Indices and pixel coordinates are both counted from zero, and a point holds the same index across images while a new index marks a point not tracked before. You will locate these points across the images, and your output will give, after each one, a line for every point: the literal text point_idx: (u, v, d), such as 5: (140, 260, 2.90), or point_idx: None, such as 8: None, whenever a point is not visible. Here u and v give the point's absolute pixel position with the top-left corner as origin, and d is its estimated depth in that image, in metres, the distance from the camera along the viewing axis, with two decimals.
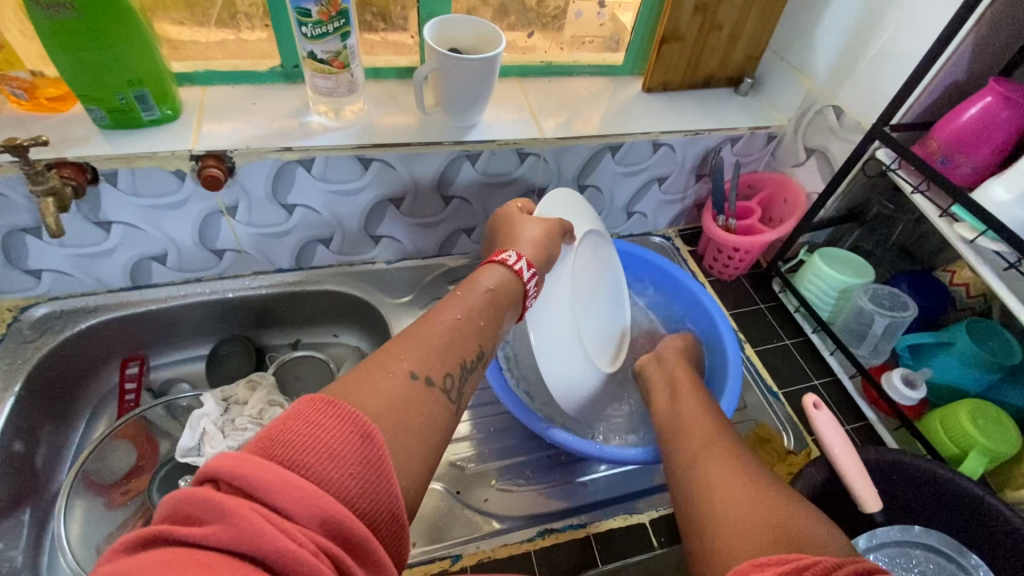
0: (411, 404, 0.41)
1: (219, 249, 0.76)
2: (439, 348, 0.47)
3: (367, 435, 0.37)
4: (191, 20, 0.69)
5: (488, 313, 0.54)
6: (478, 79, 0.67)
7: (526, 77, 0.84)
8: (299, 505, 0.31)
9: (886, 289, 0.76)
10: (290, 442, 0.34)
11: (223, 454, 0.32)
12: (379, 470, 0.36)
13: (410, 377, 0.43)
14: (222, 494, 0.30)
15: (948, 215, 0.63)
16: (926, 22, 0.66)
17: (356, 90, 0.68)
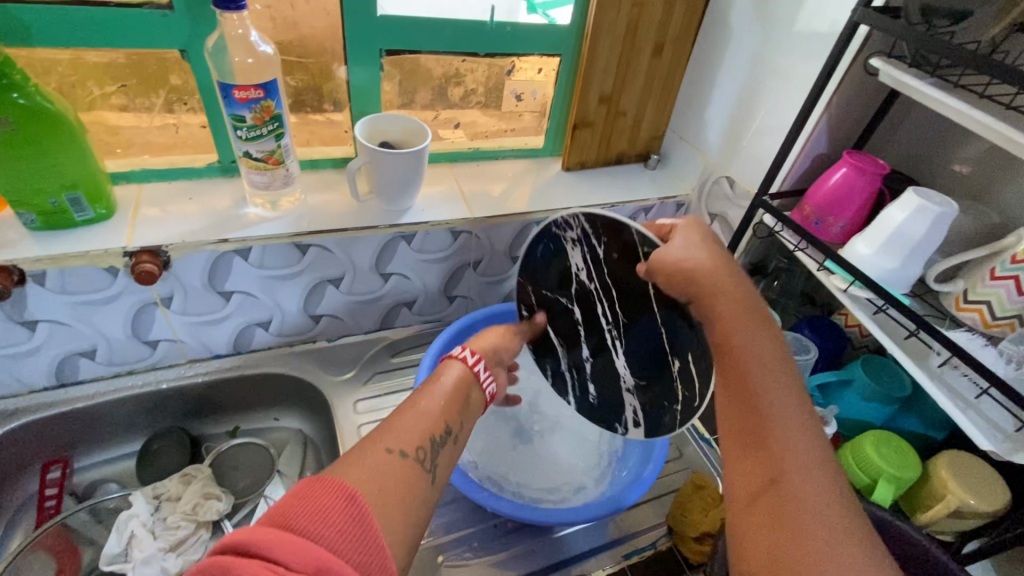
0: (383, 476, 0.42)
1: (153, 340, 0.75)
2: (406, 422, 0.48)
3: (351, 497, 0.39)
4: (134, 118, 0.72)
5: (454, 401, 0.54)
6: (410, 168, 0.73)
7: (456, 161, 0.91)
8: (299, 560, 0.33)
9: (791, 335, 0.84)
10: (284, 511, 0.36)
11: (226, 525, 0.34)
12: (366, 526, 0.38)
13: (385, 453, 0.44)
14: (226, 559, 0.32)
15: (825, 269, 0.72)
16: (787, 108, 0.79)
17: (292, 182, 0.73)
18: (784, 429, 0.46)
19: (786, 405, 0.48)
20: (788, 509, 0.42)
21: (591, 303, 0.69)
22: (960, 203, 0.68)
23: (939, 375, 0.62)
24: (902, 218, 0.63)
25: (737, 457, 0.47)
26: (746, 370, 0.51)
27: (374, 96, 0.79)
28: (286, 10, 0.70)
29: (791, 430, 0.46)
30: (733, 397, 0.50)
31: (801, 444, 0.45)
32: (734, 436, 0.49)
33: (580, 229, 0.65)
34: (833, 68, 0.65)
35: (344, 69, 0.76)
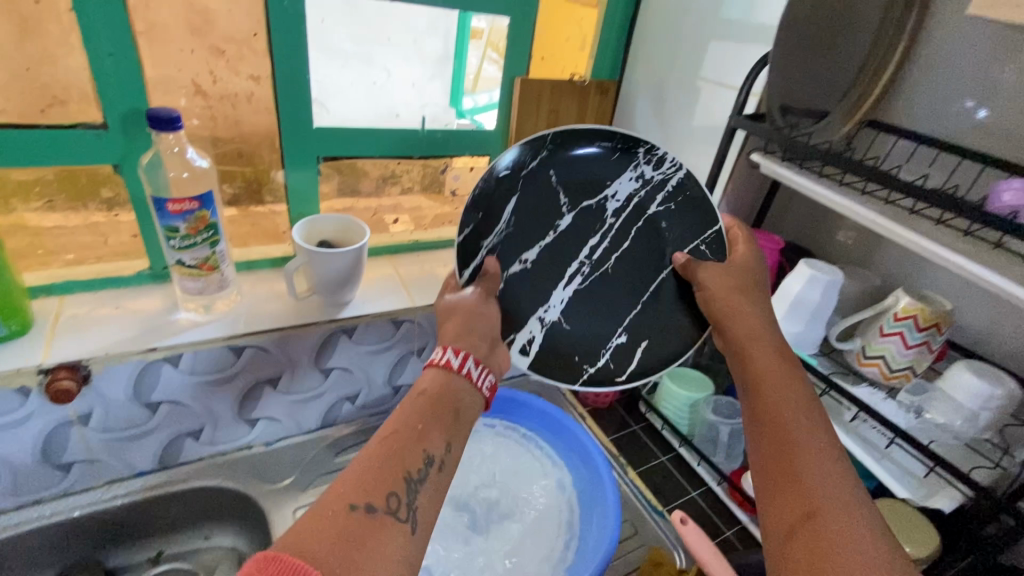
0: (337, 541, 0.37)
1: (66, 463, 0.69)
2: (376, 466, 0.42)
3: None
4: (59, 218, 0.70)
5: (439, 412, 0.48)
6: (350, 265, 0.75)
7: (396, 254, 0.95)
8: None
9: (726, 399, 0.88)
10: None
11: None
12: None
13: (346, 510, 0.39)
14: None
15: None
16: None
17: (227, 286, 0.73)
18: (813, 460, 0.45)
19: (812, 435, 0.47)
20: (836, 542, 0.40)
21: (589, 229, 0.66)
22: (848, 270, 0.78)
23: (853, 429, 0.68)
24: (799, 286, 0.71)
25: (771, 489, 0.46)
26: (766, 402, 0.50)
27: (312, 198, 0.82)
28: (229, 110, 0.73)
29: (822, 460, 0.45)
30: (758, 425, 0.50)
31: (834, 474, 0.44)
32: (764, 468, 0.47)
33: (666, 177, 0.64)
34: (721, 161, 0.75)
35: (282, 174, 0.79)
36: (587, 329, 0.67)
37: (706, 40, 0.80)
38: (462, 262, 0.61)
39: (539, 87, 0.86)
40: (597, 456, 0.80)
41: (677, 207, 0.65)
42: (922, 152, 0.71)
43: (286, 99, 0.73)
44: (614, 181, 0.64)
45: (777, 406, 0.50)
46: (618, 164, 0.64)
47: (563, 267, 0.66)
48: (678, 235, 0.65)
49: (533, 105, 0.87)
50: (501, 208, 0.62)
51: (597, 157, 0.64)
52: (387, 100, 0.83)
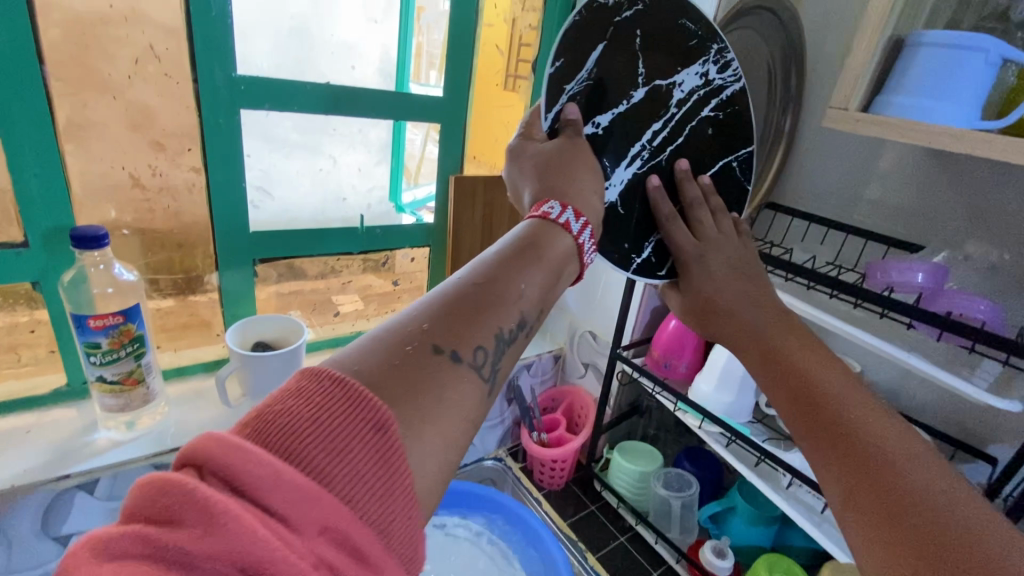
0: (413, 380, 0.30)
1: None
2: (464, 308, 0.34)
3: (382, 427, 0.27)
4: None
5: (538, 264, 0.39)
6: (288, 366, 0.74)
7: (338, 344, 0.96)
8: (295, 508, 0.23)
9: (674, 471, 0.89)
10: (287, 432, 0.25)
11: (203, 436, 0.24)
12: (390, 471, 0.27)
13: (430, 352, 0.31)
14: (200, 488, 0.22)
15: (680, 409, 0.82)
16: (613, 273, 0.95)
17: (153, 398, 0.70)
18: (851, 408, 0.42)
19: (841, 385, 0.45)
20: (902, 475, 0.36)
21: (657, 111, 0.60)
22: None
23: (792, 495, 0.70)
24: (724, 357, 0.75)
25: (820, 447, 0.42)
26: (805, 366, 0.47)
27: (247, 298, 0.82)
28: (169, 201, 0.72)
29: (859, 405, 0.42)
30: (787, 395, 0.47)
31: (874, 415, 0.41)
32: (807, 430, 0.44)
33: (726, 83, 0.61)
34: None
35: (216, 275, 0.78)
36: (643, 215, 0.61)
37: None
38: (546, 105, 0.55)
39: (474, 184, 0.92)
40: (551, 543, 0.78)
41: (726, 114, 0.63)
42: (814, 229, 0.76)
43: (221, 207, 0.74)
44: (677, 75, 0.60)
45: (800, 369, 0.48)
46: (690, 52, 0.60)
47: (625, 148, 0.59)
48: (722, 146, 0.64)
49: (469, 200, 0.92)
50: (579, 61, 0.55)
51: (672, 36, 0.59)
52: (333, 184, 0.85)
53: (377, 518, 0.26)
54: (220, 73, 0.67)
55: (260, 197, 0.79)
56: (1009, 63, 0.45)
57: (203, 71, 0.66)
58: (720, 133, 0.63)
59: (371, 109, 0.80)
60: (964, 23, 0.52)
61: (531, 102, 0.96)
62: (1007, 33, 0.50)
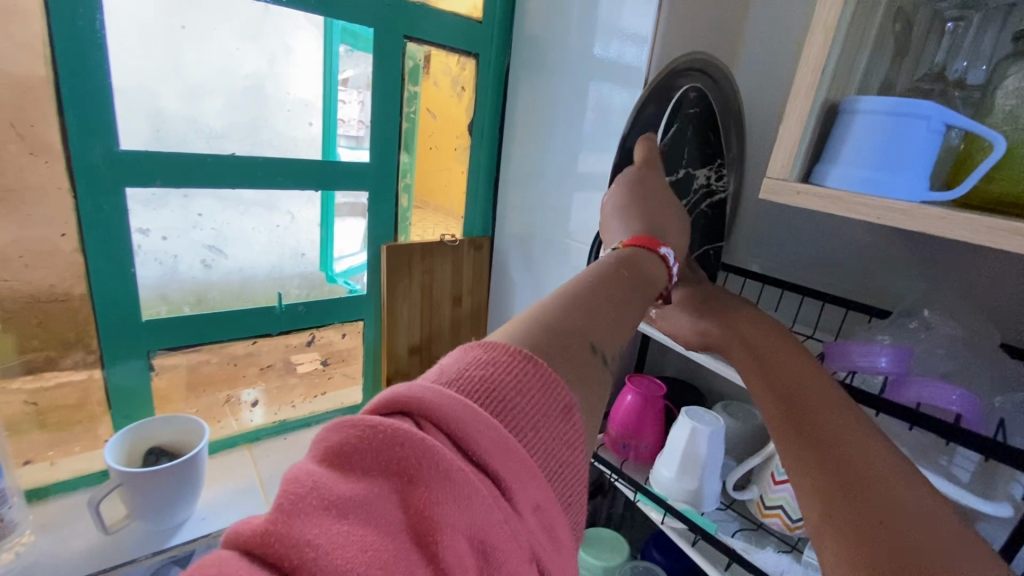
0: (581, 371, 0.34)
1: None
2: (595, 312, 0.39)
3: (568, 410, 0.32)
4: None
5: (638, 284, 0.46)
6: (187, 475, 0.64)
7: (258, 441, 0.84)
8: (517, 480, 0.27)
9: (643, 564, 0.79)
10: (500, 397, 0.29)
11: (430, 391, 0.27)
12: (573, 452, 0.31)
13: (588, 347, 0.36)
14: (431, 444, 0.25)
15: (640, 498, 0.73)
16: None
17: (11, 531, 0.58)
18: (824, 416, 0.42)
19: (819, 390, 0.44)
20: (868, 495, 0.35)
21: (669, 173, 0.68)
22: (733, 408, 0.77)
23: None
24: (682, 441, 0.67)
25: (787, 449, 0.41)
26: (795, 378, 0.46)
27: (144, 395, 0.71)
28: (38, 297, 0.62)
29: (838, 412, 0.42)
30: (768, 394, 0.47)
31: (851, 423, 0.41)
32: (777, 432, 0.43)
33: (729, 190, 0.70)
34: None
35: (102, 372, 0.68)
36: None
37: (571, 193, 0.79)
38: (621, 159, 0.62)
39: (409, 252, 0.85)
40: None
41: (711, 216, 0.72)
42: (769, 290, 0.71)
43: (106, 295, 0.65)
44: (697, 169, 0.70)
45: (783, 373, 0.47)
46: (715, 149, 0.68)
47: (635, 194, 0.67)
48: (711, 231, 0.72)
49: (404, 269, 0.85)
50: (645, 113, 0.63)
51: (710, 131, 0.67)
52: (290, 242, 0.80)
53: (556, 495, 0.30)
54: (100, 149, 0.60)
55: (213, 255, 0.73)
56: (954, 128, 0.41)
57: (78, 148, 0.59)
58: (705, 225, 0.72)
59: (287, 178, 0.73)
60: (899, 84, 0.49)
61: (471, 166, 0.91)
62: (944, 93, 0.46)
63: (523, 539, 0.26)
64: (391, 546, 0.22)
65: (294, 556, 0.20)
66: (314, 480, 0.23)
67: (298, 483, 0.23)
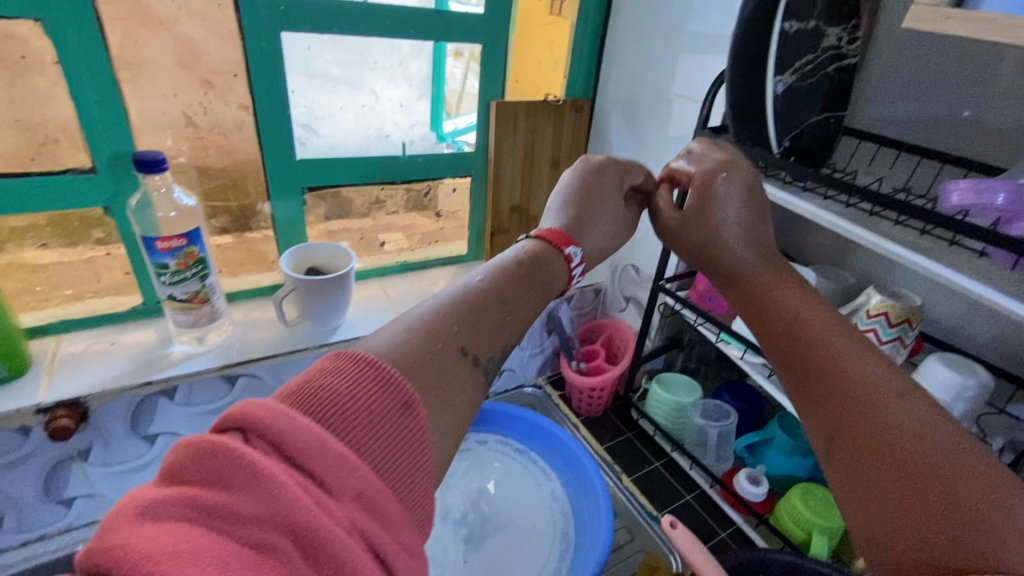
0: (444, 379, 0.36)
1: (68, 498, 0.71)
2: (479, 317, 0.40)
3: (409, 406, 0.33)
4: (52, 258, 0.72)
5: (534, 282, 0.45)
6: (335, 289, 0.77)
7: (386, 276, 0.98)
8: (342, 476, 0.28)
9: (713, 402, 0.89)
10: (331, 403, 0.31)
11: (251, 401, 0.29)
12: (417, 445, 0.33)
13: (457, 353, 0.38)
14: (251, 453, 0.26)
15: (722, 339, 0.80)
16: None
17: (219, 316, 0.75)
18: (850, 378, 0.38)
19: (830, 333, 0.42)
20: (885, 442, 0.35)
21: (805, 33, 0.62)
22: (824, 270, 0.79)
23: None
24: None
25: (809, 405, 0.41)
26: (792, 338, 0.43)
27: (299, 226, 0.85)
28: (219, 139, 0.75)
29: (857, 369, 0.39)
30: (783, 362, 0.43)
31: (874, 384, 0.38)
32: (798, 398, 0.42)
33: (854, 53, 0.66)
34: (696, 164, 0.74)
35: (268, 204, 0.82)
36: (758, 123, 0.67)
37: (677, 54, 0.80)
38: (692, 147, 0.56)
39: (515, 110, 0.89)
40: (588, 464, 0.82)
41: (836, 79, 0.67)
42: (884, 152, 0.71)
43: (268, 135, 0.76)
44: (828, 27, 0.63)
45: (793, 328, 0.43)
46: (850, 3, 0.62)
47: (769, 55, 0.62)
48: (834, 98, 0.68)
49: (510, 128, 0.89)
50: None
51: None
52: (376, 121, 0.86)
53: (394, 486, 0.31)
54: None
55: (306, 134, 0.81)
56: None
57: None
58: (829, 92, 0.67)
59: (409, 29, 0.78)
60: None
61: (577, 17, 0.90)
62: None
63: (345, 522, 0.27)
64: (211, 532, 0.24)
65: (106, 559, 0.22)
66: (138, 496, 0.25)
67: (129, 498, 0.25)
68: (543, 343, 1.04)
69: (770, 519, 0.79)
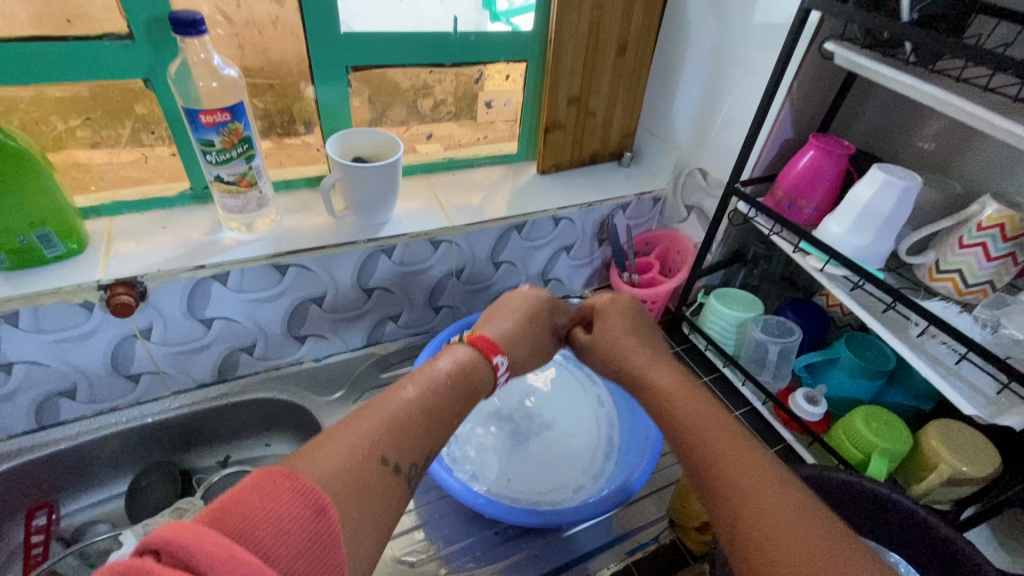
0: (366, 489, 0.39)
1: (134, 374, 0.74)
2: (397, 429, 0.44)
3: (325, 513, 0.36)
4: (105, 154, 0.72)
5: (450, 394, 0.50)
6: (383, 182, 0.73)
7: (432, 173, 0.92)
8: None
9: (775, 319, 0.84)
10: (243, 517, 0.32)
11: (163, 528, 0.30)
12: (330, 550, 0.35)
13: (379, 462, 0.41)
14: (160, 569, 0.27)
15: (800, 251, 0.73)
16: (738, 96, 0.81)
17: (266, 203, 0.73)
18: (731, 465, 0.46)
19: (710, 419, 0.51)
20: (742, 505, 0.43)
21: None
22: (927, 176, 0.70)
23: (919, 345, 0.63)
24: (868, 194, 0.65)
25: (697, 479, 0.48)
26: (686, 424, 0.52)
27: (345, 112, 0.80)
28: (258, 6, 0.69)
29: (734, 454, 0.47)
30: (685, 458, 0.50)
31: (751, 468, 0.45)
32: (690, 475, 0.50)
33: None
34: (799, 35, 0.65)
35: (312, 87, 0.76)
36: None
37: None
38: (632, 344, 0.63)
39: None
40: None
41: None
42: None
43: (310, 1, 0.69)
44: None
45: (687, 423, 0.52)
46: None
47: None
48: None
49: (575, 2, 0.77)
50: None
51: None
52: (416, 18, 0.78)
53: None
54: None
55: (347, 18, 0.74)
56: None
57: None
58: None
59: None
60: None
61: None
62: None
63: None
64: None
65: None
66: None
67: None
68: (594, 252, 0.99)
69: (824, 439, 0.76)
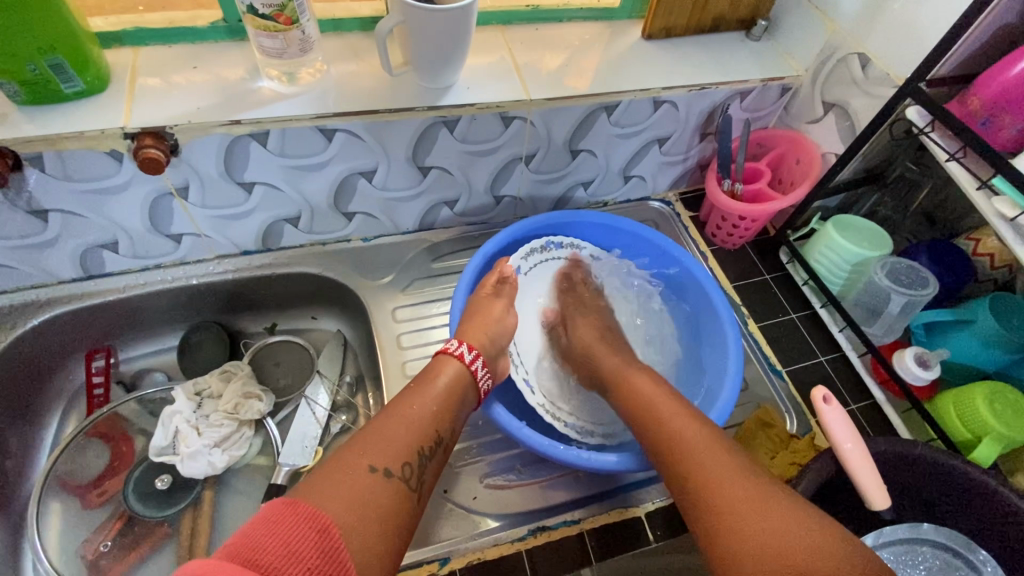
0: (371, 500, 0.43)
1: (175, 234, 0.69)
2: (393, 433, 0.48)
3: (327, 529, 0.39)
4: None
5: (448, 404, 0.53)
6: (451, 31, 0.57)
7: (509, 25, 0.74)
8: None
9: (905, 263, 0.70)
10: (259, 543, 0.36)
11: (194, 561, 0.33)
12: (337, 564, 0.39)
13: (382, 471, 0.45)
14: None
15: (987, 187, 0.56)
16: None
17: (310, 48, 0.60)
18: (679, 426, 0.55)
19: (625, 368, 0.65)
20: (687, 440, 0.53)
21: None
22: None
23: None
24: None
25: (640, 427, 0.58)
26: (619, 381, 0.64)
27: None
28: None
29: (679, 416, 0.56)
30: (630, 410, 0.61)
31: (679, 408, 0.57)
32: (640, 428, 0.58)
33: None
34: None
35: None
36: None
37: None
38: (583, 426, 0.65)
39: None
40: (724, 317, 0.70)
41: None
42: None
43: None
44: None
45: (654, 412, 0.58)
46: None
47: None
48: None
49: None
50: None
51: None
52: None
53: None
54: None
55: None
56: None
57: None
58: None
59: None
60: None
61: None
62: None
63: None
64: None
65: None
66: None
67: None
68: (691, 148, 0.82)
69: (925, 407, 0.66)
